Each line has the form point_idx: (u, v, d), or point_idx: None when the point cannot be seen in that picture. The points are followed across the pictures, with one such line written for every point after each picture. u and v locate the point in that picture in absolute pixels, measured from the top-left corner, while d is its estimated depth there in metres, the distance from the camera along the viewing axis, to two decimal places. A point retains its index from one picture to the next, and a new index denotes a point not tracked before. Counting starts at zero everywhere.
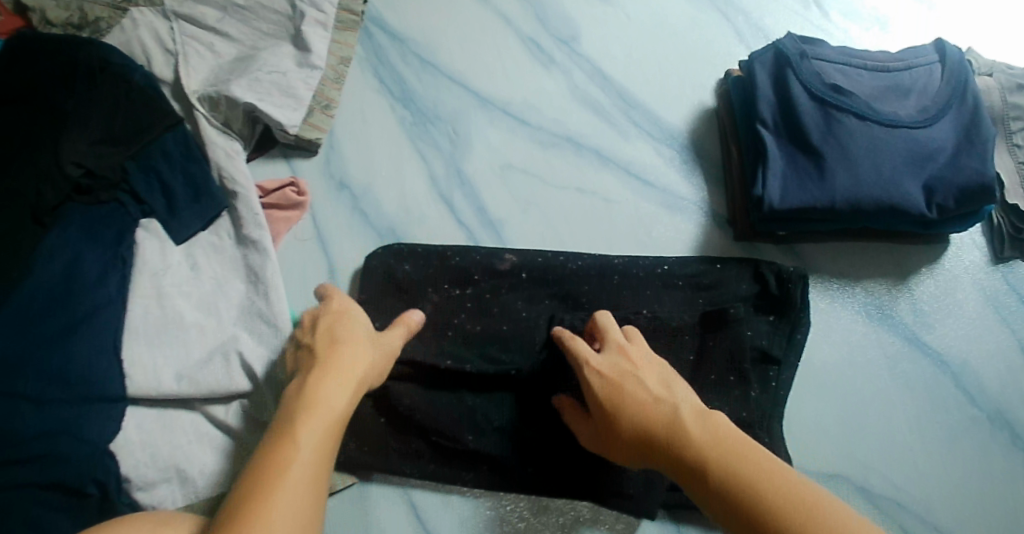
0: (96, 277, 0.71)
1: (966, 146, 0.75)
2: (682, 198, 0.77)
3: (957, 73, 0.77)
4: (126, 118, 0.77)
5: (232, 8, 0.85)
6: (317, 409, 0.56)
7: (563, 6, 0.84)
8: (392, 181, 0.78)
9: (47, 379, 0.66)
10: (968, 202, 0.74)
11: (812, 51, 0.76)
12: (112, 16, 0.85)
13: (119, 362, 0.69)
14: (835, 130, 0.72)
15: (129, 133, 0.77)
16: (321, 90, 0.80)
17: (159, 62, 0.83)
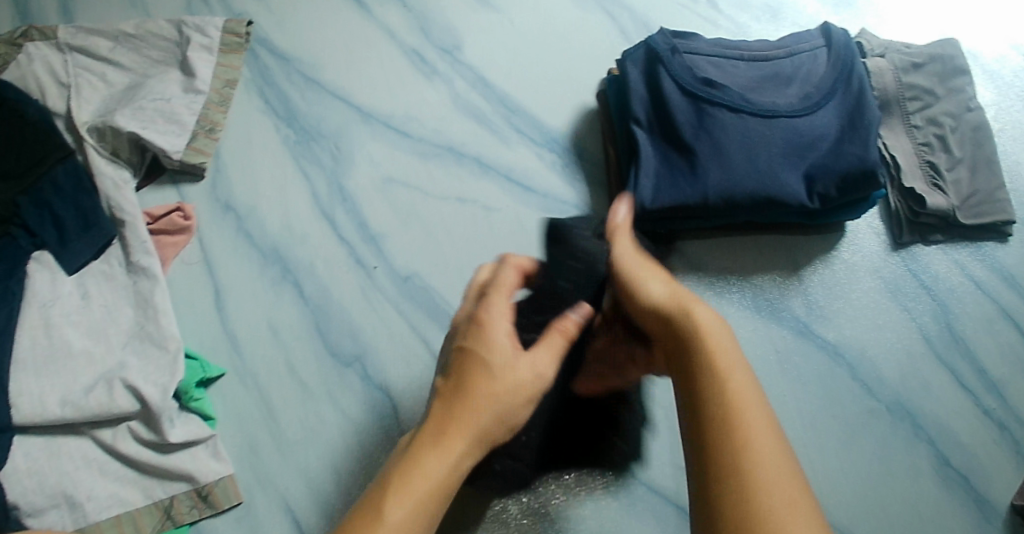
0: None
1: (850, 131, 0.72)
2: (564, 201, 0.76)
3: (842, 57, 0.75)
4: (18, 154, 0.79)
5: (123, 37, 0.84)
6: (429, 466, 0.51)
7: (445, 14, 0.83)
8: (275, 200, 0.78)
9: None
10: (850, 189, 0.72)
11: (685, 45, 0.75)
12: (8, 52, 0.84)
13: (5, 392, 0.70)
14: (706, 124, 0.71)
15: (21, 169, 0.78)
16: (205, 114, 0.80)
17: (53, 94, 0.83)
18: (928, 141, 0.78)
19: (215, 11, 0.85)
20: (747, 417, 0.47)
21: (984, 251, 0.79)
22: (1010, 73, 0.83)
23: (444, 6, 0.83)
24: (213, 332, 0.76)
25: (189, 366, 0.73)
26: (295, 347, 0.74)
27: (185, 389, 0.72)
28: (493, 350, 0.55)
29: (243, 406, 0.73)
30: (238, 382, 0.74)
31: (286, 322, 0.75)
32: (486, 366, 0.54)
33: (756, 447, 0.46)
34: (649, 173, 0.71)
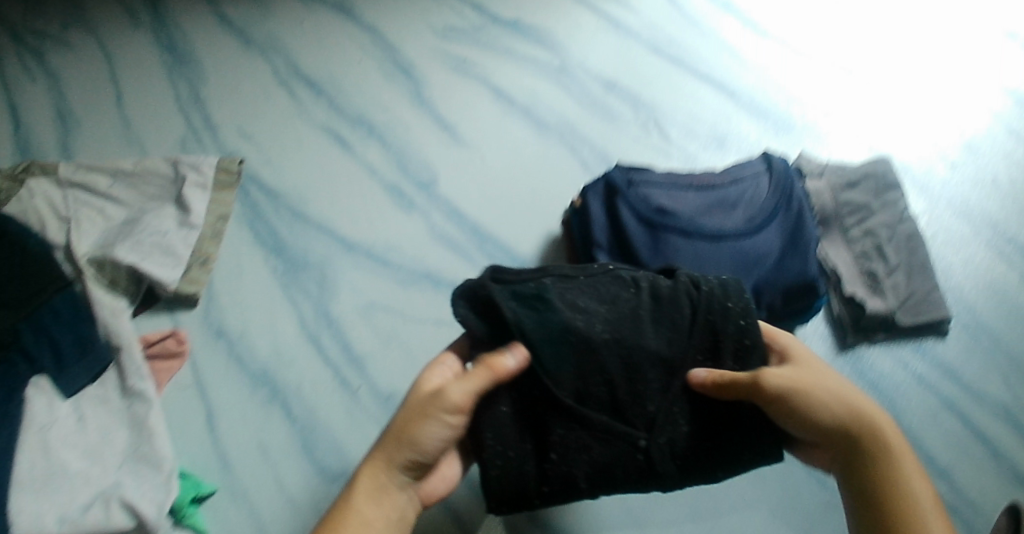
0: None
1: (791, 248, 0.80)
2: None
3: (781, 181, 0.82)
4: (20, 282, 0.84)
5: (121, 175, 0.91)
6: (416, 443, 0.59)
7: (421, 151, 0.89)
8: (265, 326, 0.83)
9: None
10: (795, 300, 0.79)
11: (639, 176, 0.82)
12: (9, 187, 0.91)
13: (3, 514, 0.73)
14: (661, 248, 0.77)
15: (22, 296, 0.83)
16: (200, 247, 0.86)
17: (54, 227, 0.89)
18: (866, 252, 0.86)
19: (209, 149, 0.91)
20: (906, 503, 0.57)
21: (925, 347, 0.86)
22: (937, 185, 0.92)
23: (420, 143, 0.89)
24: (206, 452, 0.80)
25: (182, 484, 0.78)
26: (283, 465, 0.78)
27: (179, 505, 0.76)
28: (426, 422, 0.59)
29: (233, 523, 0.77)
30: (228, 499, 0.78)
31: (275, 441, 0.79)
32: (411, 426, 0.60)
33: (914, 474, 0.58)
34: (673, 276, 0.63)
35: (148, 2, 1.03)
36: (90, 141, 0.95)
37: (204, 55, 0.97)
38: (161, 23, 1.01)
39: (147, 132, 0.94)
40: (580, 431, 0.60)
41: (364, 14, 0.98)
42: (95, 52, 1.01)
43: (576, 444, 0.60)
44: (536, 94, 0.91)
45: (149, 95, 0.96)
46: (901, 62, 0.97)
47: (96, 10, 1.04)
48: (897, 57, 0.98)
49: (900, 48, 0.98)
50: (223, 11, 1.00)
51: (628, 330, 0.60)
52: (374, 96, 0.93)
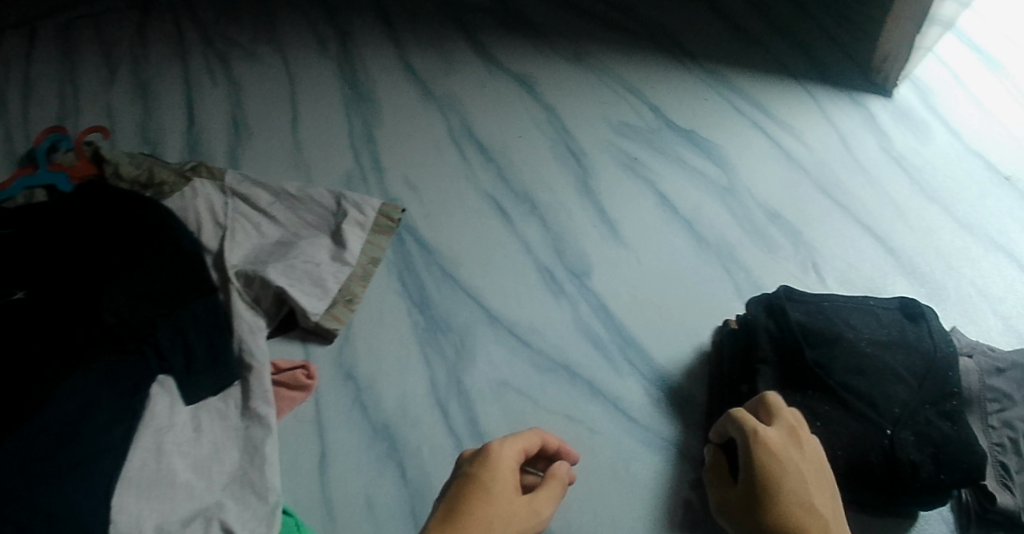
0: (104, 425, 0.75)
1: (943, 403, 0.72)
2: (661, 437, 0.79)
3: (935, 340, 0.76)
4: (167, 277, 0.86)
5: (284, 196, 0.92)
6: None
7: (580, 242, 0.89)
8: (395, 380, 0.83)
9: (30, 512, 0.67)
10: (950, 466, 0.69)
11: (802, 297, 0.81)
12: (176, 182, 0.93)
13: (106, 507, 0.70)
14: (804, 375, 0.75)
15: (165, 293, 0.85)
16: (347, 285, 0.86)
17: (209, 232, 0.91)
18: (1002, 442, 0.77)
19: (373, 190, 0.92)
20: None
21: None
22: None
23: (579, 232, 0.90)
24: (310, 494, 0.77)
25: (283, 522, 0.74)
26: (386, 527, 0.74)
27: None
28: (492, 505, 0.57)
29: None
30: None
31: (382, 500, 0.76)
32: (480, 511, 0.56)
33: None
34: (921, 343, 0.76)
35: (339, 35, 1.06)
36: (257, 153, 0.96)
37: (382, 97, 0.99)
38: (347, 57, 1.04)
39: (315, 158, 0.95)
40: (837, 409, 0.73)
41: (546, 94, 0.99)
42: (278, 67, 1.03)
43: (836, 421, 0.72)
44: (699, 209, 0.93)
45: (322, 122, 0.98)
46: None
47: (287, 31, 1.07)
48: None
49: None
50: (409, 61, 1.03)
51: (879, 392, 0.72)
52: (540, 174, 0.93)
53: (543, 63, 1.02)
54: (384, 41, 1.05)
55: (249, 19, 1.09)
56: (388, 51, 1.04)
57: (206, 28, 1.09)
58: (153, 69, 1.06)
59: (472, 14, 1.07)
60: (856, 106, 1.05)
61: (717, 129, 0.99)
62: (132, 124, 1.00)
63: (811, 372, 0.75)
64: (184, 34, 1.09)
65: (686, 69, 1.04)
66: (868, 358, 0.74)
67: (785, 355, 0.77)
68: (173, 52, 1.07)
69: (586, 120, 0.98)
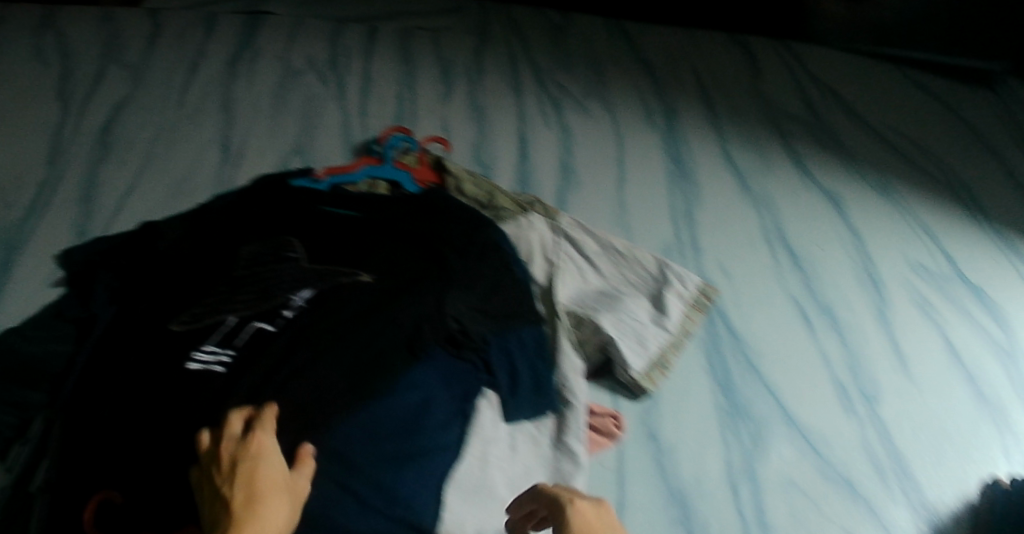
0: (440, 425, 0.79)
1: None
2: None
3: None
4: (500, 298, 0.92)
5: (612, 250, 0.98)
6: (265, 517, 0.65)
7: (874, 369, 0.96)
8: (695, 452, 0.89)
9: (379, 487, 0.73)
10: None
11: None
12: (514, 209, 1.00)
13: (437, 500, 0.76)
14: None
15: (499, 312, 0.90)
16: (663, 351, 0.92)
17: (538, 265, 0.96)
18: None
19: (692, 267, 0.99)
20: None
21: None
22: None
23: (874, 359, 0.97)
24: None
25: None
26: None
27: None
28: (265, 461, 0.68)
29: None
30: None
31: None
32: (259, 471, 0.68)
33: None
34: None
35: (664, 105, 1.13)
36: (584, 200, 1.03)
37: (704, 180, 1.06)
38: (672, 132, 1.10)
39: (639, 222, 1.02)
40: None
41: (855, 217, 1.07)
42: (607, 123, 1.10)
43: None
44: (979, 365, 0.99)
45: (647, 189, 1.04)
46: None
47: (616, 89, 1.14)
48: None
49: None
50: (730, 152, 1.09)
51: None
52: (843, 293, 1.01)
53: (854, 188, 1.10)
54: (707, 126, 1.11)
55: (580, 68, 1.16)
56: (710, 135, 1.10)
57: (539, 65, 1.16)
58: (487, 93, 1.12)
59: (787, 119, 1.14)
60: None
61: (1005, 290, 1.06)
62: (467, 141, 1.07)
63: None
64: (517, 66, 1.15)
65: (980, 226, 1.11)
66: None
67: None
68: (506, 80, 1.14)
69: (888, 252, 1.05)
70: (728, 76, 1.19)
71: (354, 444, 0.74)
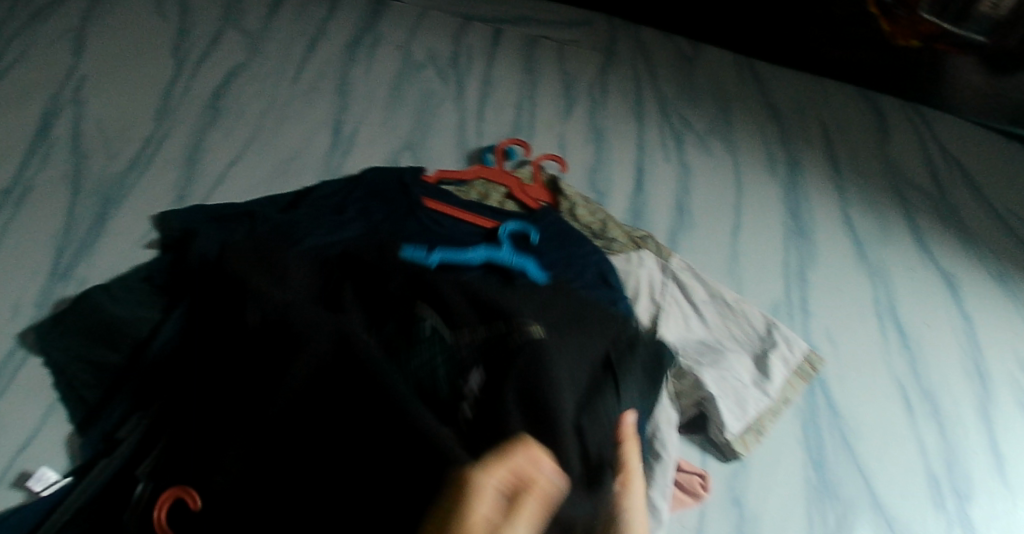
0: None
1: None
2: None
3: None
4: None
5: (720, 301, 0.95)
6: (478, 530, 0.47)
7: (970, 469, 0.91)
8: (777, 526, 0.85)
9: None
10: None
11: None
12: (625, 244, 0.96)
13: None
14: None
15: None
16: (760, 416, 0.89)
17: (643, 304, 0.93)
18: None
19: (799, 332, 0.95)
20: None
21: None
22: None
23: (971, 456, 0.92)
24: None
25: None
26: None
27: None
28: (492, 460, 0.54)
29: None
30: None
31: None
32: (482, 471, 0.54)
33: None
34: None
35: (786, 154, 1.08)
36: (697, 243, 0.99)
37: (821, 242, 1.02)
38: (794, 186, 1.06)
39: (750, 279, 0.98)
40: None
41: (968, 302, 1.03)
42: (728, 167, 1.06)
43: None
44: None
45: (762, 244, 1.01)
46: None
47: (741, 131, 1.09)
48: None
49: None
50: (851, 216, 1.05)
51: None
52: (949, 383, 0.96)
53: (972, 273, 1.05)
54: (830, 185, 1.07)
55: (707, 103, 1.11)
56: (830, 193, 1.06)
57: (665, 93, 1.11)
58: (609, 113, 1.08)
59: (913, 188, 1.10)
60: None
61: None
62: (583, 164, 1.03)
63: None
64: (642, 90, 1.11)
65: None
66: None
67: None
68: (629, 103, 1.09)
69: (999, 346, 1.00)
70: (856, 130, 1.14)
71: None
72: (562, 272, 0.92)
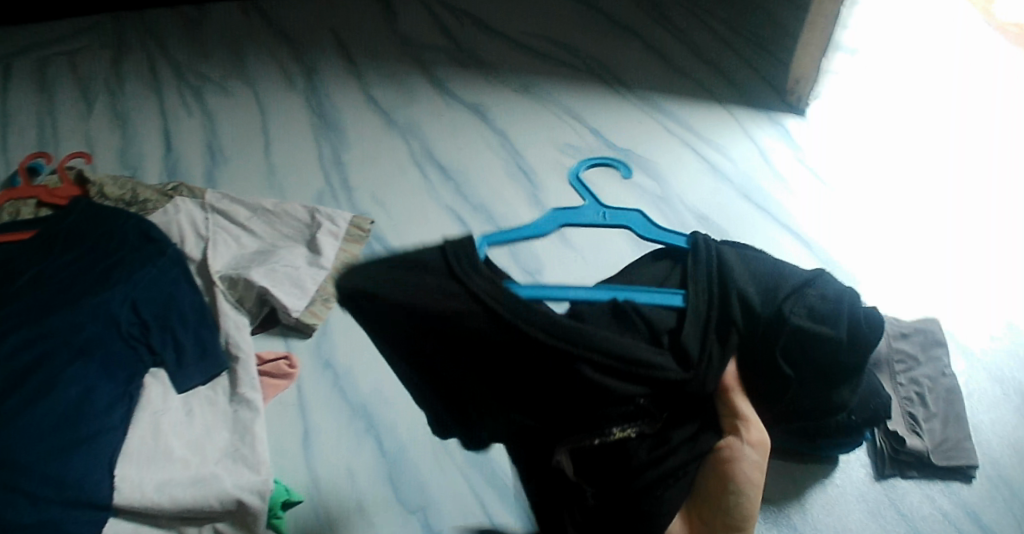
0: (104, 407, 0.84)
1: None
2: None
3: None
4: (156, 274, 0.96)
5: (261, 211, 1.03)
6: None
7: (534, 247, 1.01)
8: (369, 368, 0.93)
9: (46, 480, 0.77)
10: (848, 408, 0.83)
11: None
12: (158, 200, 1.06)
13: (111, 475, 0.80)
14: None
15: (157, 288, 0.95)
16: (324, 286, 0.97)
17: (191, 242, 1.02)
18: (910, 396, 0.95)
19: (342, 205, 1.03)
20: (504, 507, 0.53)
21: (952, 488, 0.93)
22: (986, 354, 1.01)
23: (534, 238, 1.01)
24: (297, 465, 0.87)
25: (276, 487, 0.84)
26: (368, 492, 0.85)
27: (272, 505, 0.82)
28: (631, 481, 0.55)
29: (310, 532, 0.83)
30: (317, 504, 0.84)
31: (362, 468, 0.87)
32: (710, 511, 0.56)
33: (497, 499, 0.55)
34: None
35: (301, 68, 1.21)
36: (232, 174, 1.10)
37: (348, 125, 1.12)
38: (313, 87, 1.18)
39: (288, 179, 1.07)
40: None
41: (497, 118, 1.13)
42: (249, 99, 1.18)
43: None
44: (641, 217, 1.04)
45: (293, 145, 1.11)
46: (967, 234, 1.10)
47: (255, 65, 1.23)
48: (970, 231, 1.10)
49: (969, 220, 1.11)
50: (371, 92, 1.16)
51: None
52: (498, 190, 1.04)
53: (493, 91, 1.16)
54: (344, 70, 1.19)
55: (219, 59, 1.25)
56: (349, 80, 1.18)
57: (179, 66, 1.26)
58: (131, 98, 1.22)
59: (427, 50, 1.21)
60: (772, 122, 1.19)
61: (654, 148, 1.13)
62: (113, 154, 1.15)
63: None
64: (158, 73, 1.25)
65: (624, 96, 1.19)
66: None
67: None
68: (148, 90, 1.23)
69: (536, 141, 1.10)
70: (363, 22, 1.28)
71: (19, 455, 0.78)
72: (113, 245, 0.98)
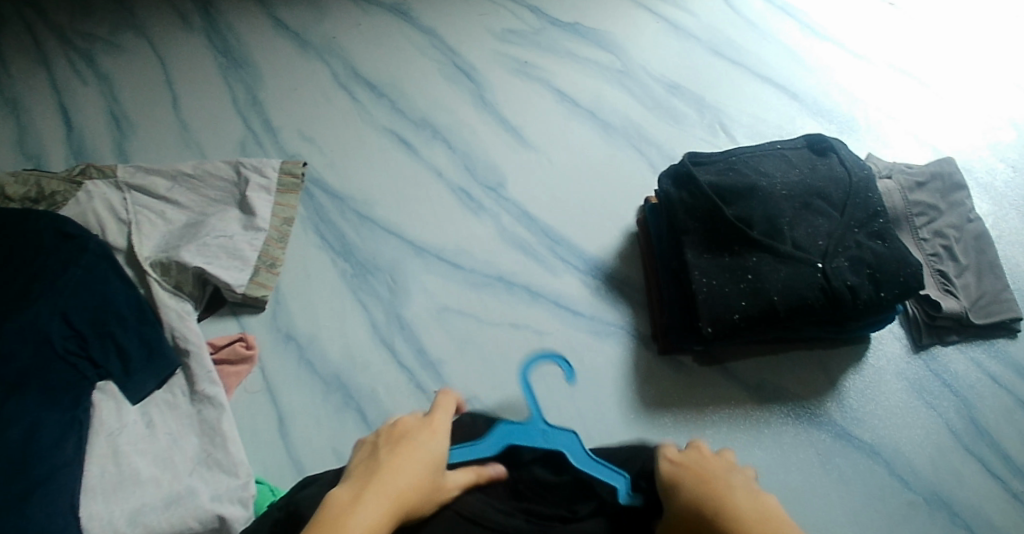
0: (53, 441, 0.73)
1: (863, 225, 0.76)
2: (575, 309, 0.85)
3: (863, 183, 0.78)
4: (76, 275, 0.81)
5: (181, 178, 0.92)
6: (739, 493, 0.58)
7: (490, 157, 0.93)
8: (336, 329, 0.85)
9: None
10: (887, 285, 0.73)
11: (704, 159, 0.80)
12: (67, 189, 0.90)
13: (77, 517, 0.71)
14: (740, 230, 0.75)
15: (79, 292, 0.80)
16: (266, 250, 0.88)
17: (113, 229, 0.88)
18: (937, 252, 0.85)
19: (268, 151, 0.96)
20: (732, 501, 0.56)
21: (996, 346, 0.85)
22: (999, 183, 0.93)
23: (488, 149, 0.94)
24: (282, 459, 0.80)
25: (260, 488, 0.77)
26: None
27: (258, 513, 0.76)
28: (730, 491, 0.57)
29: None
30: None
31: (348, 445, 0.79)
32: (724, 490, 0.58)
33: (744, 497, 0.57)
34: (843, 180, 0.77)
35: (200, 7, 1.09)
36: (144, 143, 0.99)
37: (262, 62, 1.03)
38: (214, 25, 1.07)
39: (204, 134, 0.98)
40: (773, 260, 0.74)
41: (422, 18, 1.04)
42: (146, 52, 1.07)
43: (770, 268, 0.74)
44: (599, 97, 0.97)
45: (205, 97, 1.01)
46: (953, 57, 1.01)
47: (146, 13, 1.10)
48: (957, 52, 1.02)
49: (954, 42, 1.03)
50: (279, 16, 1.06)
51: (802, 236, 0.74)
52: (438, 101, 0.98)
53: None
54: None
55: (105, 11, 1.12)
56: (255, 9, 1.08)
57: (60, 27, 1.12)
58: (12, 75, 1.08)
59: None
60: None
61: (604, 15, 1.03)
62: (8, 145, 1.01)
63: (735, 229, 0.75)
64: (39, 39, 1.11)
65: None
66: (783, 202, 0.76)
67: (704, 218, 0.76)
68: (31, 61, 1.09)
69: (472, 37, 1.02)
70: None
71: None
72: (25, 249, 0.82)
